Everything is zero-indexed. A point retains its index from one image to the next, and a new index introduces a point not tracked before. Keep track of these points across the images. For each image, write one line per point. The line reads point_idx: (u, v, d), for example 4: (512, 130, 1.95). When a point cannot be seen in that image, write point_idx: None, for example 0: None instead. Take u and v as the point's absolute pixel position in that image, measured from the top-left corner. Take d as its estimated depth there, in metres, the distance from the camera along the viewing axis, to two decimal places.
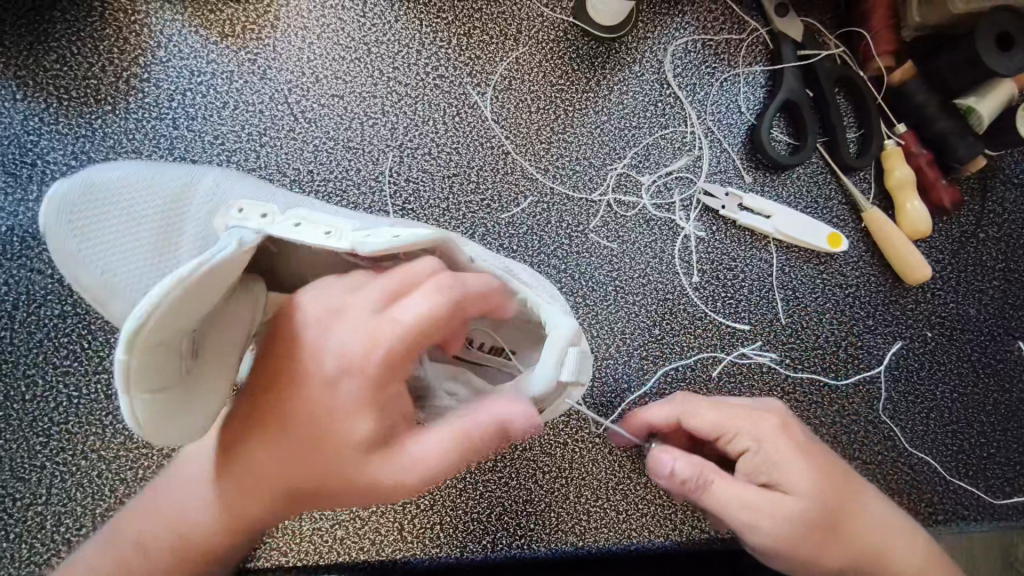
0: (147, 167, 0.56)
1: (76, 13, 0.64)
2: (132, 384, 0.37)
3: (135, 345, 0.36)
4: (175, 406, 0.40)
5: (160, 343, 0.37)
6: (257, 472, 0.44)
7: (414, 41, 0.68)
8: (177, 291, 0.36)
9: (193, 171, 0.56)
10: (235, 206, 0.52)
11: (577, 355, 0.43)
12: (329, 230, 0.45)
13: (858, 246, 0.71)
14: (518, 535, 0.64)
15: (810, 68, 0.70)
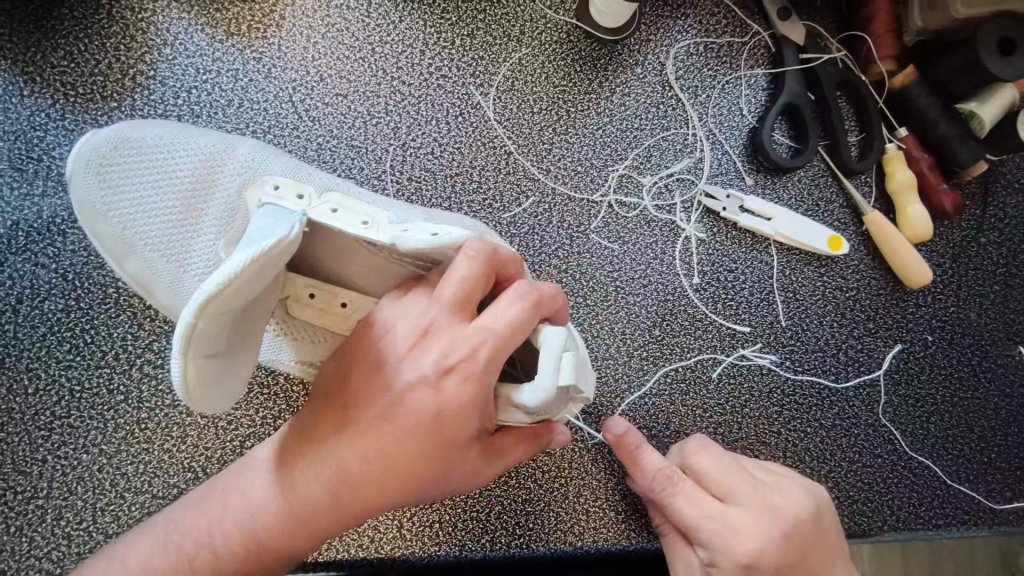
0: (183, 130, 0.57)
1: (84, 11, 0.65)
2: (189, 348, 0.37)
3: (203, 314, 0.36)
4: (222, 373, 0.41)
5: (223, 314, 0.38)
6: (328, 454, 0.46)
7: (418, 41, 0.69)
8: (252, 267, 0.37)
9: (226, 141, 0.57)
10: (270, 183, 0.53)
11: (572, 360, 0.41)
12: (366, 221, 0.47)
13: (858, 249, 0.71)
14: (517, 534, 0.65)
15: (812, 71, 0.70)
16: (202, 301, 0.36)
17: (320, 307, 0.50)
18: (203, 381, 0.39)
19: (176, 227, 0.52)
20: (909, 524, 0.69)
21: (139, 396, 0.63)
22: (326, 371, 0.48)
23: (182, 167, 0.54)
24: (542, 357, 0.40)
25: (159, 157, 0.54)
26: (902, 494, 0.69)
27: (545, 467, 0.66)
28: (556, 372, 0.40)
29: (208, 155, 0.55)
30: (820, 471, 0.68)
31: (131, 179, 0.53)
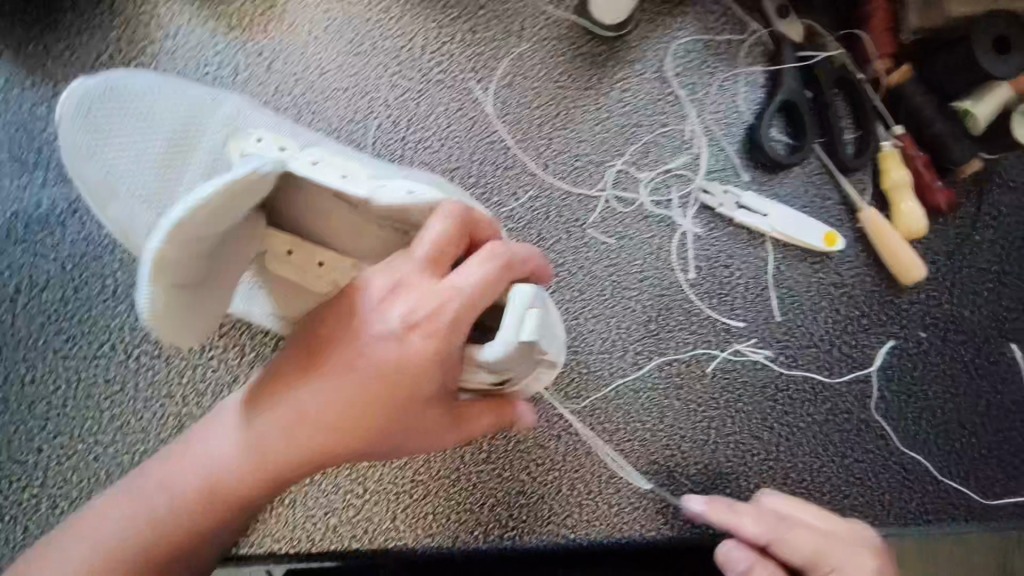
0: (174, 82, 0.57)
1: (86, 3, 0.65)
2: (158, 275, 0.37)
3: (171, 241, 0.37)
4: (190, 311, 0.41)
5: (190, 248, 0.38)
6: (288, 405, 0.47)
7: (419, 36, 0.69)
8: (216, 198, 0.38)
9: (215, 96, 0.57)
10: (253, 137, 0.55)
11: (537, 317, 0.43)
12: (343, 176, 0.49)
13: (853, 246, 0.72)
14: (511, 526, 0.65)
15: (810, 68, 0.70)
16: (172, 225, 0.36)
17: (296, 264, 0.51)
18: (172, 317, 0.39)
19: (163, 183, 0.54)
20: (900, 519, 0.69)
21: (138, 386, 0.63)
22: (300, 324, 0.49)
23: (167, 121, 0.55)
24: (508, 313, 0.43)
25: (148, 109, 0.55)
26: (893, 488, 0.70)
27: (540, 459, 0.66)
28: (518, 325, 0.43)
29: (197, 109, 0.56)
30: (813, 466, 0.69)
31: (117, 130, 0.54)
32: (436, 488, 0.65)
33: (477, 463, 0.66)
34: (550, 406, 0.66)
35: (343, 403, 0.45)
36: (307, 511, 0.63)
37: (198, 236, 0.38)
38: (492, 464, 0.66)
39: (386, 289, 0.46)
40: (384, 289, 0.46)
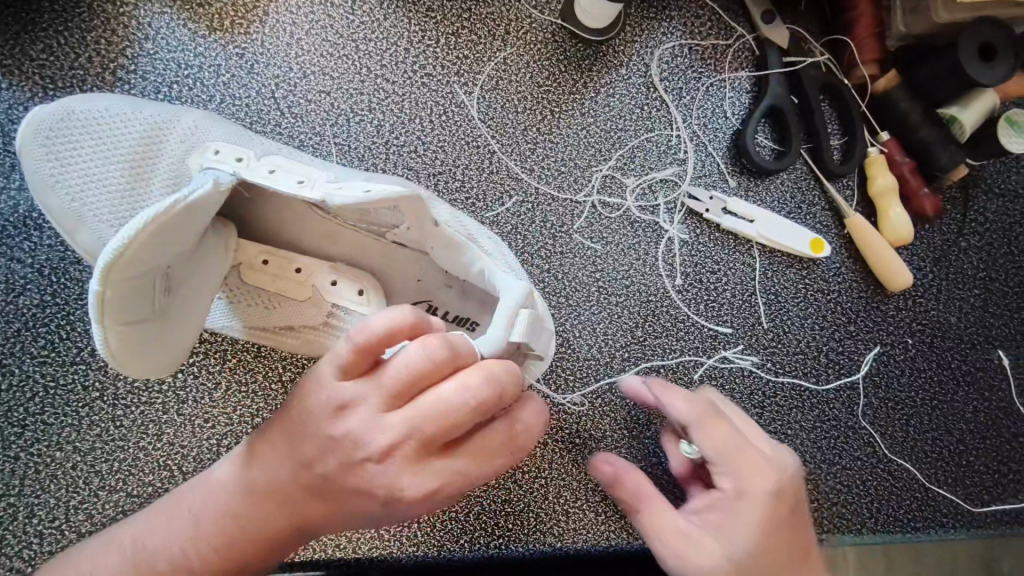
0: (132, 102, 0.58)
1: (64, 4, 0.64)
2: (106, 314, 0.41)
3: (108, 279, 0.39)
4: (147, 342, 0.44)
5: (135, 282, 0.41)
6: (275, 501, 0.48)
7: (403, 39, 0.69)
8: (154, 225, 0.40)
9: (171, 112, 0.58)
10: (213, 149, 0.54)
11: (529, 317, 0.46)
12: (301, 180, 0.49)
13: (840, 252, 0.71)
14: (495, 535, 0.64)
15: (795, 74, 0.70)
16: (106, 265, 0.39)
17: (270, 272, 0.55)
18: (130, 347, 0.43)
19: (124, 196, 0.53)
20: (887, 527, 0.69)
21: (115, 393, 0.62)
22: (282, 427, 0.48)
23: (124, 137, 0.55)
24: (501, 308, 0.45)
25: (103, 130, 0.55)
26: (881, 496, 0.69)
27: (525, 467, 0.65)
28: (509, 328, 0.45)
29: (153, 125, 0.56)
30: (800, 473, 0.68)
31: (75, 152, 0.54)
32: None
33: None
34: None
35: (326, 511, 0.47)
36: None
37: (140, 267, 0.40)
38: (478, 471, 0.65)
39: (374, 452, 0.42)
40: (369, 447, 0.42)
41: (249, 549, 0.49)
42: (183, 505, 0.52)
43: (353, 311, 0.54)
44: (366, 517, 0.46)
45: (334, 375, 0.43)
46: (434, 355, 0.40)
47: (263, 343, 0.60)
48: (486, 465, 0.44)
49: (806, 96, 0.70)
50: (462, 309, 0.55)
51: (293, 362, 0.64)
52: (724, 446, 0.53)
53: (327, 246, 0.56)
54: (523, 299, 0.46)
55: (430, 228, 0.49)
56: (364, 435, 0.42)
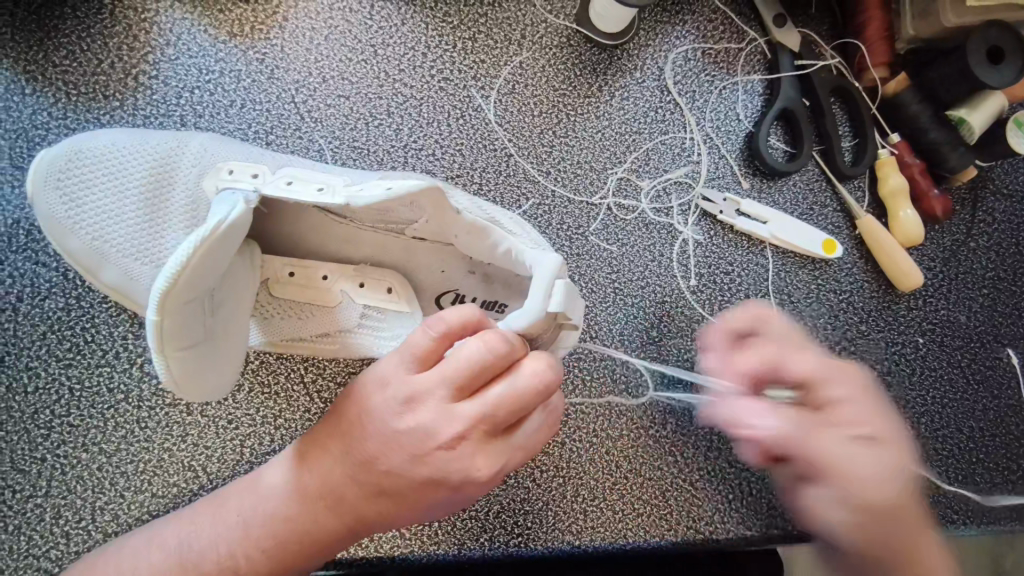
0: (137, 134, 0.58)
1: (87, 10, 0.65)
2: (165, 341, 0.42)
3: (166, 306, 0.40)
4: (204, 367, 0.46)
5: (186, 306, 0.42)
6: (333, 500, 0.51)
7: (420, 44, 0.70)
8: (200, 251, 0.41)
9: (178, 137, 0.58)
10: (227, 168, 0.54)
11: (563, 287, 0.46)
12: (321, 186, 0.50)
13: (851, 252, 0.72)
14: (515, 533, 0.65)
15: (806, 78, 0.71)
16: (162, 293, 0.40)
17: (299, 283, 0.56)
18: (190, 371, 0.44)
19: (139, 229, 0.54)
20: None
21: (139, 394, 0.63)
22: (340, 424, 0.51)
23: (132, 170, 0.55)
24: (534, 285, 0.45)
25: (113, 167, 0.55)
26: None
27: (544, 467, 0.66)
28: (546, 297, 0.45)
29: (160, 153, 0.56)
30: None
31: (89, 192, 0.55)
32: None
33: None
34: None
35: (388, 507, 0.49)
36: None
37: (191, 290, 0.42)
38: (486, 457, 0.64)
39: (442, 443, 0.44)
40: (439, 438, 0.44)
41: (298, 552, 0.52)
42: (227, 507, 0.54)
43: (385, 309, 0.55)
44: (428, 510, 0.49)
45: (405, 370, 0.46)
46: (495, 345, 0.42)
47: (288, 352, 0.62)
48: (540, 439, 0.48)
49: (818, 99, 0.71)
50: (489, 293, 0.57)
51: (315, 363, 0.65)
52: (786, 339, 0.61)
53: (349, 249, 0.57)
54: (555, 268, 0.45)
55: (452, 217, 0.49)
56: (432, 426, 0.45)
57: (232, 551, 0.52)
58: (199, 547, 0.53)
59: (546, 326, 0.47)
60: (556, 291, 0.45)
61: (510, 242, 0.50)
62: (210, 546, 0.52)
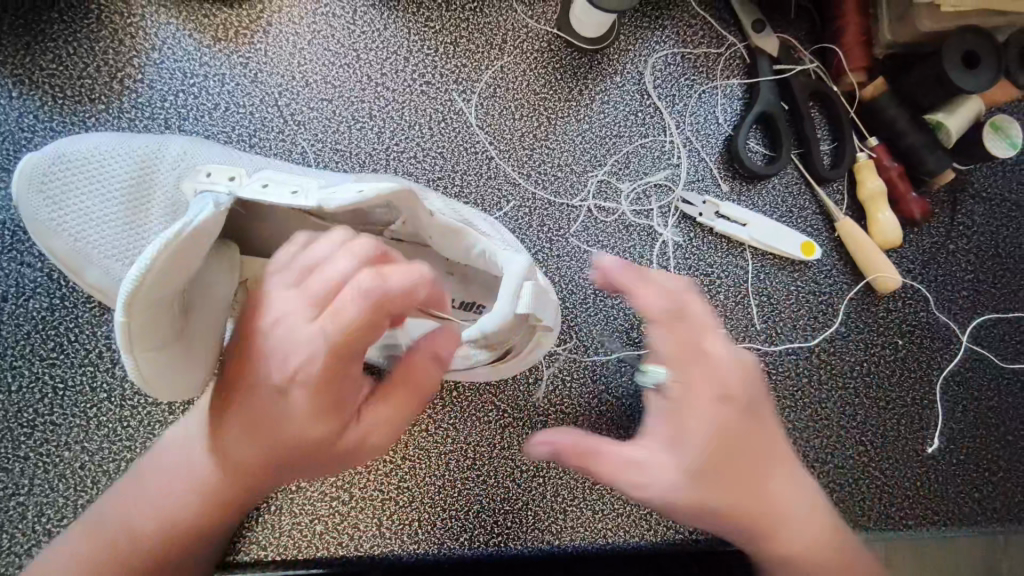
0: (122, 136, 0.59)
1: (73, 15, 0.66)
2: (133, 341, 0.43)
3: (134, 305, 0.41)
4: (175, 366, 0.46)
5: (155, 306, 0.43)
6: (228, 439, 0.49)
7: (402, 48, 0.71)
8: (169, 251, 0.42)
9: (161, 139, 0.59)
10: (205, 172, 0.55)
11: (532, 289, 0.47)
12: (296, 189, 0.50)
13: (831, 254, 0.73)
14: (495, 533, 0.66)
15: (785, 82, 0.72)
16: (130, 296, 0.41)
17: None
18: (157, 369, 0.45)
19: (121, 230, 0.55)
20: (879, 524, 0.70)
21: (122, 394, 0.63)
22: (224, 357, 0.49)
23: (115, 172, 0.56)
24: (503, 288, 0.46)
25: (98, 169, 0.56)
26: (873, 494, 0.70)
27: (523, 467, 0.67)
28: (516, 299, 0.45)
29: (143, 156, 0.57)
30: None
31: (74, 194, 0.56)
32: (420, 495, 0.65)
33: (460, 470, 0.66)
34: (533, 412, 0.67)
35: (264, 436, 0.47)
36: (291, 520, 0.63)
37: (159, 291, 0.42)
38: (461, 458, 0.66)
39: (298, 317, 0.44)
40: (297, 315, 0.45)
41: (220, 500, 0.51)
42: (155, 470, 0.54)
43: None
44: (304, 438, 0.46)
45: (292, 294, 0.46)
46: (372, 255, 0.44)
47: None
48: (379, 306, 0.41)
49: (796, 103, 0.72)
50: (466, 293, 0.57)
51: None
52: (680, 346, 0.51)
53: None
54: (522, 270, 0.47)
55: (426, 220, 0.50)
56: (291, 307, 0.45)
57: (163, 513, 0.52)
58: (132, 520, 0.53)
59: (517, 327, 0.48)
60: (526, 293, 0.47)
61: (483, 244, 0.50)
62: (143, 513, 0.52)
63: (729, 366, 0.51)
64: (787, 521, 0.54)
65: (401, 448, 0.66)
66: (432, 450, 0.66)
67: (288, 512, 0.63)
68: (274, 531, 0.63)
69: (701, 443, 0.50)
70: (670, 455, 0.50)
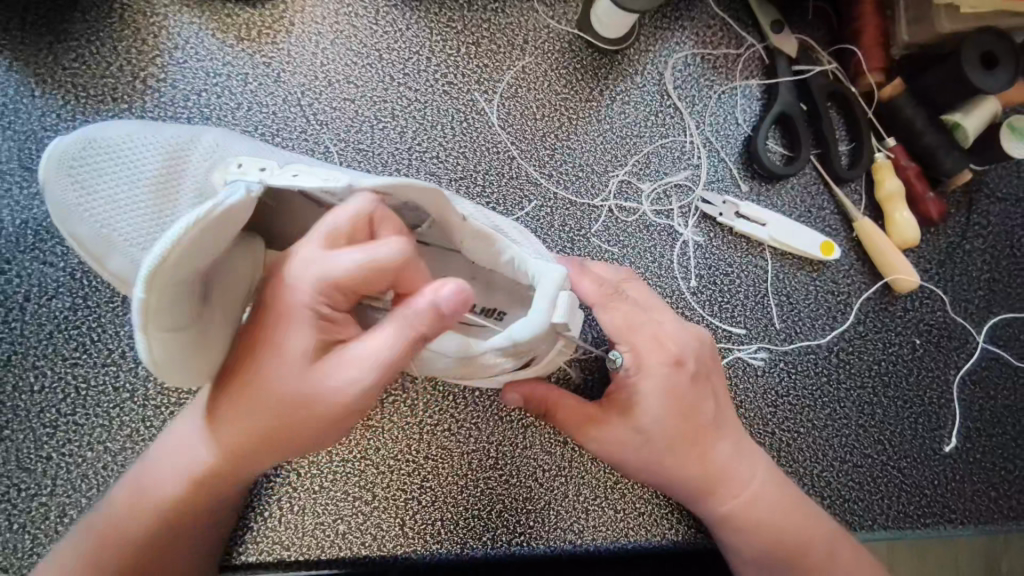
0: (149, 126, 0.59)
1: (96, 14, 0.66)
2: (150, 322, 0.41)
3: (153, 285, 0.40)
4: (187, 352, 0.45)
5: (175, 289, 0.41)
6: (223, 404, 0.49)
7: (424, 48, 0.71)
8: (194, 231, 0.41)
9: (191, 132, 0.59)
10: (235, 162, 0.55)
11: (566, 298, 0.49)
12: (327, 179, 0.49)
13: (849, 254, 0.74)
14: (517, 533, 0.66)
15: (804, 82, 0.73)
16: (151, 275, 0.39)
17: None
18: (171, 354, 0.43)
19: (148, 218, 0.54)
20: (898, 522, 0.71)
21: (145, 394, 0.63)
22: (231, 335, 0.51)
23: (144, 161, 0.56)
24: (539, 297, 0.48)
25: (128, 157, 0.56)
26: (892, 493, 0.71)
27: (546, 466, 0.67)
28: (551, 310, 0.48)
29: (173, 147, 0.57)
30: (814, 470, 0.70)
31: (101, 180, 0.55)
32: (443, 495, 0.65)
33: (483, 469, 0.66)
34: None
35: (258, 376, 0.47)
36: (314, 519, 0.63)
37: (182, 273, 0.41)
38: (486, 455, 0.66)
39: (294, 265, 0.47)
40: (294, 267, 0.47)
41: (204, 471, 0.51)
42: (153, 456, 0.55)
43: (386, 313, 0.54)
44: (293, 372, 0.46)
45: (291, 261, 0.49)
46: (375, 210, 0.48)
47: None
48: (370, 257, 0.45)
49: (816, 103, 0.72)
50: (488, 301, 0.56)
51: None
52: (627, 322, 0.59)
53: None
54: (560, 283, 0.49)
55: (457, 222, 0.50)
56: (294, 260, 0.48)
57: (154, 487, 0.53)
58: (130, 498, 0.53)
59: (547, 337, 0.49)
60: (562, 304, 0.49)
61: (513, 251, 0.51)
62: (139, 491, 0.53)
63: (680, 336, 0.60)
64: (734, 473, 0.61)
65: (424, 447, 0.66)
66: (455, 449, 0.66)
67: (311, 511, 0.63)
68: (297, 530, 0.63)
69: (645, 403, 0.58)
70: (648, 421, 0.58)
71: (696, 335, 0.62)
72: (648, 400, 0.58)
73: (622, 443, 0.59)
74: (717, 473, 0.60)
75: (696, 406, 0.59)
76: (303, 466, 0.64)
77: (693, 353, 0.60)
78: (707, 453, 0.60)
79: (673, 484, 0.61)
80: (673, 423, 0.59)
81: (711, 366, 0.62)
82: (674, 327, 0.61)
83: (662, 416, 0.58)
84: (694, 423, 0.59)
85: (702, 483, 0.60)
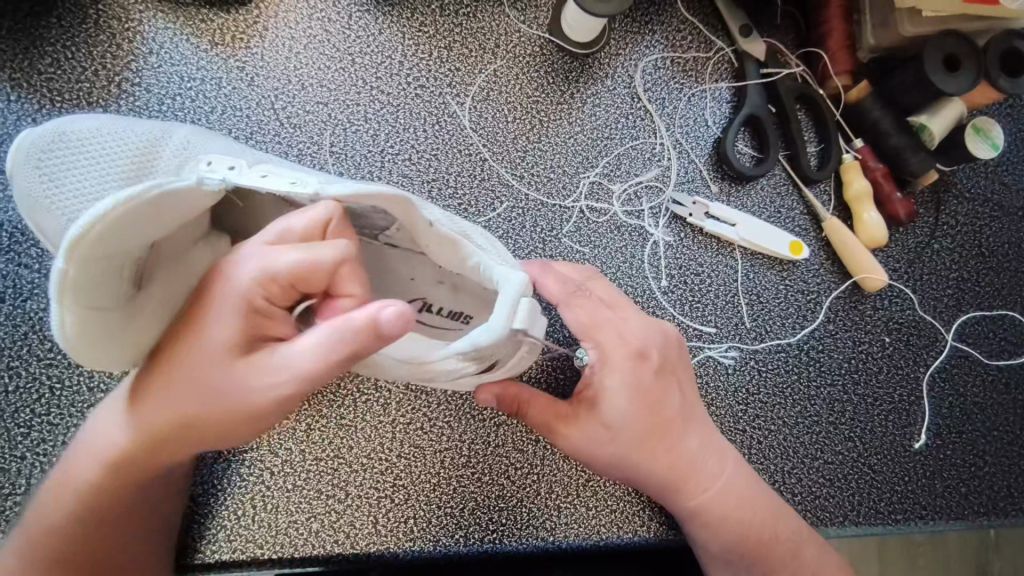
0: (120, 120, 0.56)
1: (71, 20, 0.67)
2: (69, 296, 0.40)
3: (76, 256, 0.39)
4: (109, 332, 0.43)
5: (102, 261, 0.40)
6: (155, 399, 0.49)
7: (397, 52, 0.72)
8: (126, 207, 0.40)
9: (159, 127, 0.56)
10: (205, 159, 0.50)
11: (527, 305, 0.48)
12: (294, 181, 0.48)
13: (818, 254, 0.74)
14: (490, 530, 0.66)
15: (772, 85, 0.74)
16: (72, 242, 0.38)
17: None
18: (88, 334, 0.42)
19: None
20: (869, 519, 0.71)
21: None
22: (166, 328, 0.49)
23: (114, 153, 0.52)
24: (500, 302, 0.47)
25: (95, 148, 0.52)
26: (862, 489, 0.72)
27: (518, 464, 0.67)
28: (512, 315, 0.46)
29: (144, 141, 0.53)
30: (784, 467, 0.71)
31: (67, 172, 0.51)
32: (415, 494, 0.66)
33: (455, 467, 0.67)
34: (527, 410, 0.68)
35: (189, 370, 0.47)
36: (287, 518, 0.64)
37: (108, 249, 0.40)
38: (459, 453, 0.67)
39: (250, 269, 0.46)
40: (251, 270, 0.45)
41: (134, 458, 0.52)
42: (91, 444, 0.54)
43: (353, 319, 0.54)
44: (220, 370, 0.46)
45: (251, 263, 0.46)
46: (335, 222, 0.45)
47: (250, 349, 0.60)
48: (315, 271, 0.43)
49: (784, 105, 0.73)
50: (455, 303, 0.57)
51: None
52: (591, 317, 0.60)
53: None
54: (522, 288, 0.47)
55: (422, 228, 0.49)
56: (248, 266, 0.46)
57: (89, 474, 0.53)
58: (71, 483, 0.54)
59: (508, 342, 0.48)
60: (522, 310, 0.47)
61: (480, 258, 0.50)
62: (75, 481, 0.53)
63: (643, 330, 0.61)
64: (700, 468, 0.61)
65: (397, 446, 0.66)
66: (427, 448, 0.67)
67: (284, 510, 0.64)
68: (269, 529, 0.63)
69: (612, 397, 0.58)
70: (615, 416, 0.58)
71: (661, 332, 0.63)
72: (613, 396, 0.58)
73: (590, 441, 0.58)
74: (683, 468, 0.61)
75: (663, 399, 0.60)
76: (277, 464, 0.64)
77: (659, 347, 0.61)
78: (673, 447, 0.61)
79: (641, 481, 0.61)
80: (642, 417, 0.59)
81: (674, 358, 0.63)
82: (639, 320, 0.62)
83: (630, 410, 0.59)
84: (659, 416, 0.60)
85: (671, 478, 0.61)
